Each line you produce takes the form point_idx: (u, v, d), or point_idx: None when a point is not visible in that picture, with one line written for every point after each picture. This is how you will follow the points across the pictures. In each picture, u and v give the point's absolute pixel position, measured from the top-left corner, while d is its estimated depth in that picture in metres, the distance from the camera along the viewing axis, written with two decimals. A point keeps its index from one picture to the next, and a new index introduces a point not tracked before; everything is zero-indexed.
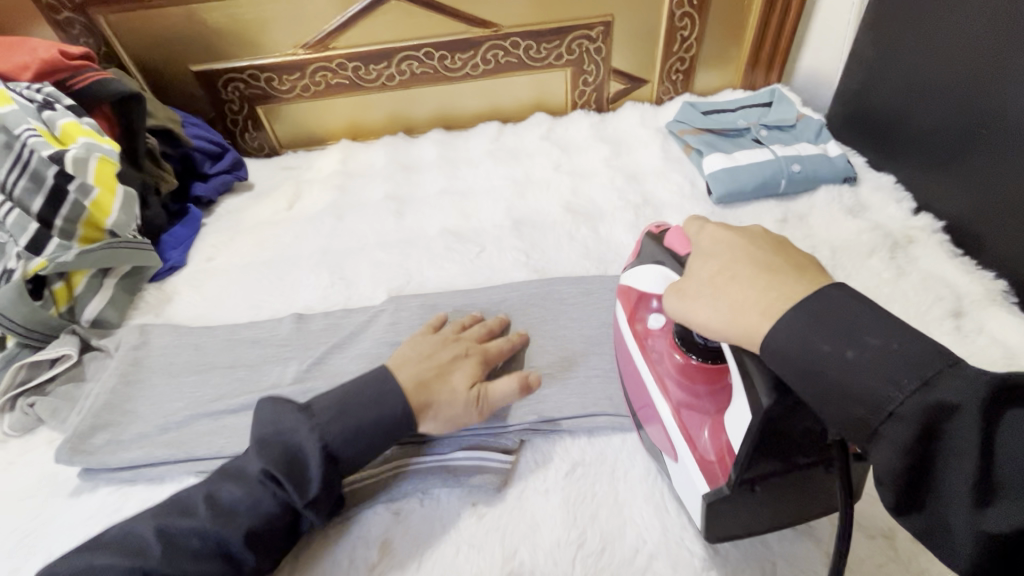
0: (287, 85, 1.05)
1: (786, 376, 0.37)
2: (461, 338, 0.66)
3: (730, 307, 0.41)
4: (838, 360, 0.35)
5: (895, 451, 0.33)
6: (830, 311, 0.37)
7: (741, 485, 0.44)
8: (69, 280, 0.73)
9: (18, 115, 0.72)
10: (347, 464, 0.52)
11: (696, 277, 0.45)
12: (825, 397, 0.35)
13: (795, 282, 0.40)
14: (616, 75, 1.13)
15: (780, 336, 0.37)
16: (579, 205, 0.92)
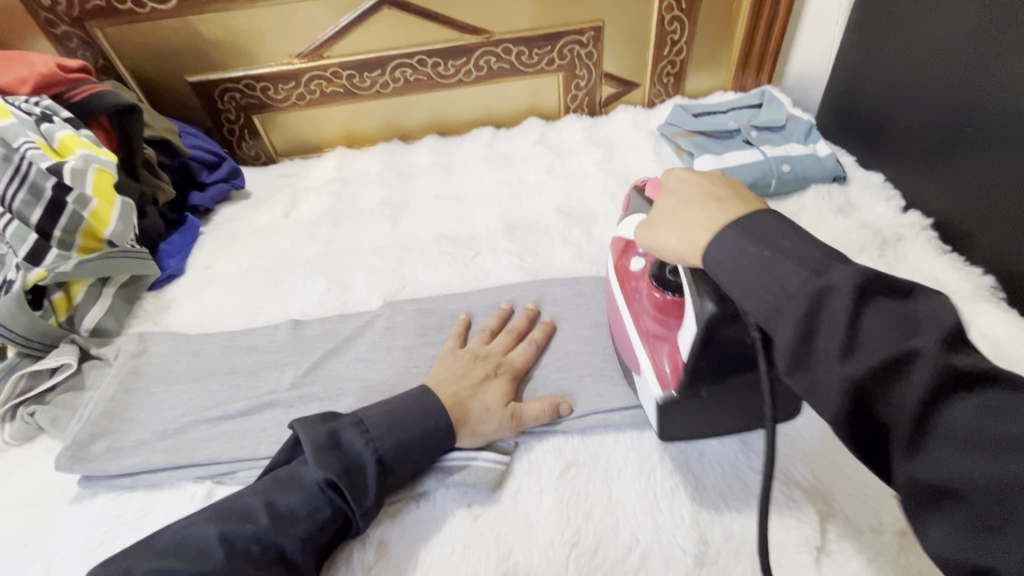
0: (283, 94, 1.06)
1: (738, 295, 0.38)
2: (490, 351, 0.67)
3: (683, 230, 0.44)
4: (799, 294, 0.35)
5: (842, 390, 0.33)
6: (762, 228, 0.38)
7: (688, 387, 0.50)
8: (69, 289, 0.74)
9: (17, 129, 0.73)
10: (398, 476, 0.55)
11: (663, 205, 0.47)
12: (779, 321, 0.36)
13: (739, 206, 0.42)
14: (608, 79, 1.14)
15: (720, 244, 0.39)
16: (572, 208, 0.93)
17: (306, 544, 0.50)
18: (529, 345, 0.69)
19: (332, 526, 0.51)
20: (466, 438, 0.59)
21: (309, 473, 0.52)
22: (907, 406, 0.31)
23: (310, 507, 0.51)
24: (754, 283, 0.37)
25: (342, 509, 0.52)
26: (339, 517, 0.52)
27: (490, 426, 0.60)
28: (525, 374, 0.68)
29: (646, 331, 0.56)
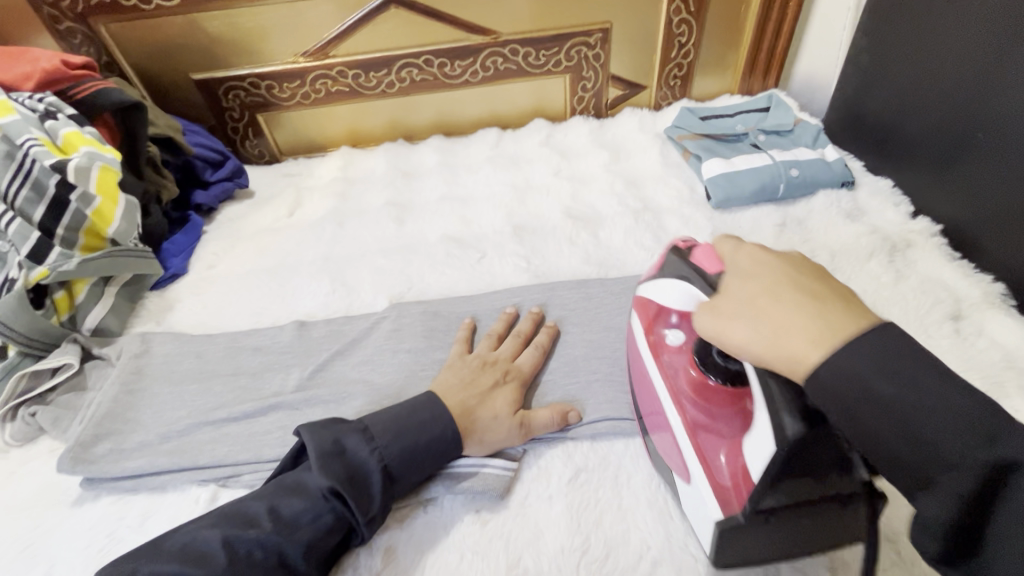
0: (288, 92, 1.06)
1: (823, 406, 0.37)
2: (499, 357, 0.66)
3: (770, 328, 0.41)
4: (872, 395, 0.35)
5: (954, 503, 0.33)
6: (878, 348, 0.36)
7: (756, 514, 0.42)
8: (70, 288, 0.73)
9: (20, 125, 0.72)
10: (404, 485, 0.54)
11: (734, 291, 0.45)
12: (864, 432, 0.35)
13: (838, 311, 0.40)
14: (615, 81, 1.14)
15: (833, 368, 0.36)
16: (579, 211, 0.93)
17: (310, 553, 0.49)
18: (537, 351, 0.68)
19: (336, 536, 0.50)
20: (475, 447, 0.58)
21: (312, 482, 0.51)
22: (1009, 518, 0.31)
23: (314, 516, 0.49)
24: (834, 381, 0.36)
25: (348, 520, 0.51)
26: (344, 526, 0.51)
27: (498, 435, 0.59)
28: (533, 378, 0.67)
29: (690, 422, 0.49)
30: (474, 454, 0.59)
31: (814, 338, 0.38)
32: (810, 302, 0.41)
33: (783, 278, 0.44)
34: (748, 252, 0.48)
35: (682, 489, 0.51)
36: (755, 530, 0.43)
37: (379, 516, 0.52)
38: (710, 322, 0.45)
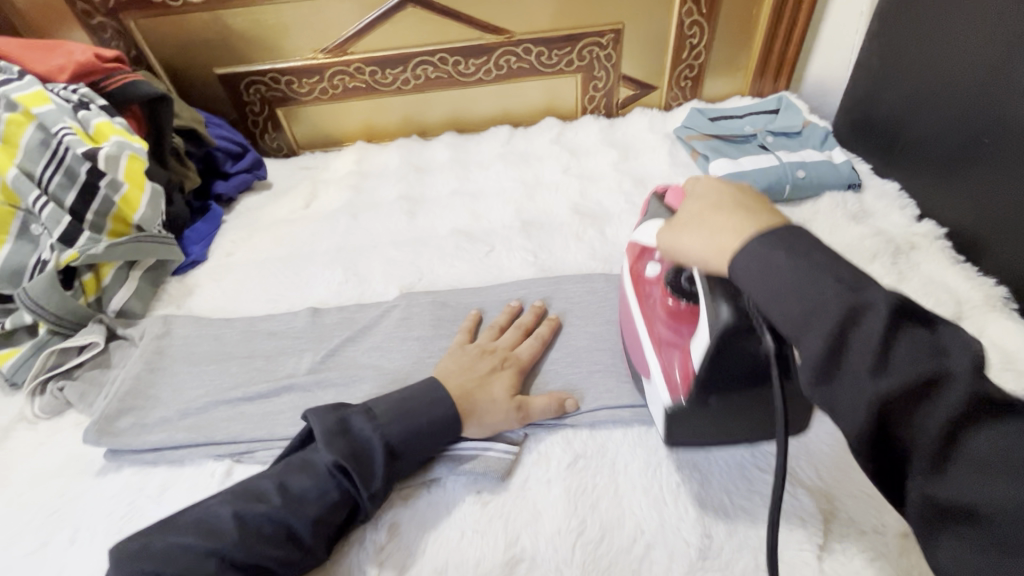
0: (306, 88, 1.09)
1: (757, 298, 0.39)
2: (499, 345, 0.69)
3: (710, 234, 0.44)
4: (826, 297, 0.35)
5: (870, 405, 0.33)
6: (792, 241, 0.38)
7: (697, 397, 0.50)
8: (98, 271, 0.77)
9: (55, 115, 0.75)
10: (405, 463, 0.57)
11: (687, 211, 0.48)
12: (807, 325, 0.35)
13: (767, 217, 0.42)
14: (626, 81, 1.15)
15: (749, 254, 0.39)
16: (587, 208, 0.95)
17: (316, 527, 0.51)
18: (535, 340, 0.70)
19: (343, 512, 0.53)
20: (472, 428, 0.60)
21: (318, 459, 0.54)
22: (929, 431, 0.32)
23: (319, 492, 0.52)
24: (780, 295, 0.37)
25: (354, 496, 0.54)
26: (349, 502, 0.54)
27: (497, 415, 0.61)
28: (536, 368, 0.69)
29: (658, 337, 0.56)
30: (474, 434, 0.61)
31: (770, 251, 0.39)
32: (742, 208, 0.43)
33: (730, 192, 0.46)
34: (704, 179, 0.50)
35: (648, 388, 0.59)
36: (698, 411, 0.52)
37: (380, 492, 0.54)
38: (665, 239, 0.49)
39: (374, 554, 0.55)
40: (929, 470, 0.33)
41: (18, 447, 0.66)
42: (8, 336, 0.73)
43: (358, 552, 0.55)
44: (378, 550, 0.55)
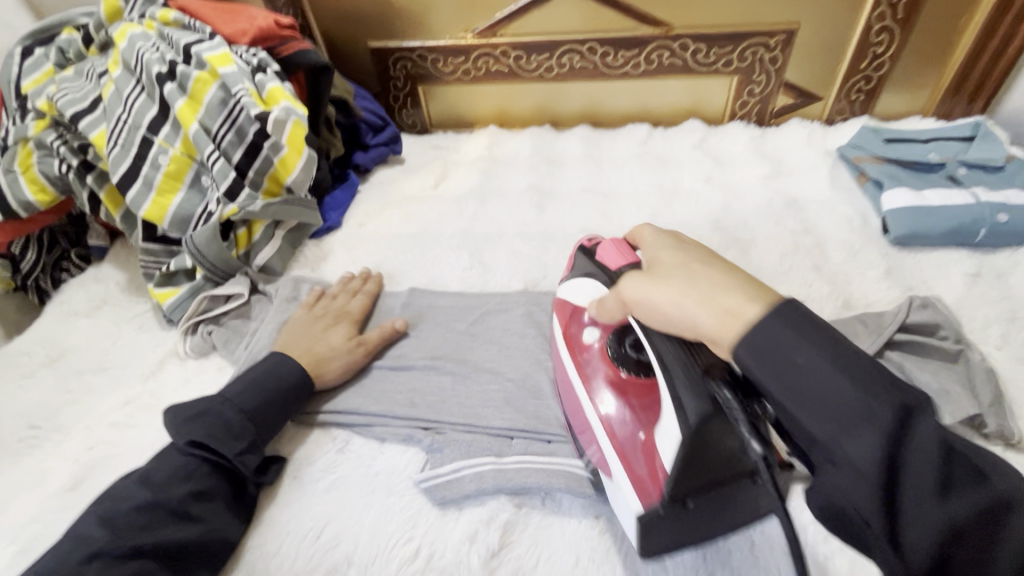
0: (450, 67, 1.09)
1: (743, 356, 0.38)
2: (329, 307, 0.75)
3: (707, 288, 0.42)
4: (785, 346, 0.37)
5: (883, 448, 0.33)
6: (801, 319, 0.37)
7: (672, 502, 0.44)
8: (250, 227, 0.82)
9: (236, 76, 0.79)
10: (263, 426, 0.61)
11: (665, 264, 0.46)
12: (771, 369, 0.37)
13: (749, 278, 0.42)
14: (787, 88, 1.04)
15: (760, 326, 0.38)
16: (730, 224, 0.86)
17: (195, 498, 0.54)
18: (364, 296, 0.78)
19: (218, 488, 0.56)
20: (329, 376, 0.67)
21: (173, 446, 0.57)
22: (925, 474, 0.33)
23: (187, 472, 0.55)
24: (809, 400, 0.36)
25: (223, 466, 0.57)
26: (225, 475, 0.57)
27: (343, 363, 0.68)
28: None
29: (606, 414, 0.53)
30: (333, 385, 0.68)
31: (795, 342, 0.36)
32: (734, 270, 0.43)
33: (694, 252, 0.46)
34: (668, 235, 0.50)
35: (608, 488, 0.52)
36: (676, 520, 0.44)
37: (246, 450, 0.58)
38: (642, 285, 0.46)
39: (486, 559, 0.52)
40: (930, 514, 0.33)
41: (169, 379, 0.72)
42: (170, 277, 0.80)
43: (468, 552, 0.52)
44: (489, 556, 0.52)
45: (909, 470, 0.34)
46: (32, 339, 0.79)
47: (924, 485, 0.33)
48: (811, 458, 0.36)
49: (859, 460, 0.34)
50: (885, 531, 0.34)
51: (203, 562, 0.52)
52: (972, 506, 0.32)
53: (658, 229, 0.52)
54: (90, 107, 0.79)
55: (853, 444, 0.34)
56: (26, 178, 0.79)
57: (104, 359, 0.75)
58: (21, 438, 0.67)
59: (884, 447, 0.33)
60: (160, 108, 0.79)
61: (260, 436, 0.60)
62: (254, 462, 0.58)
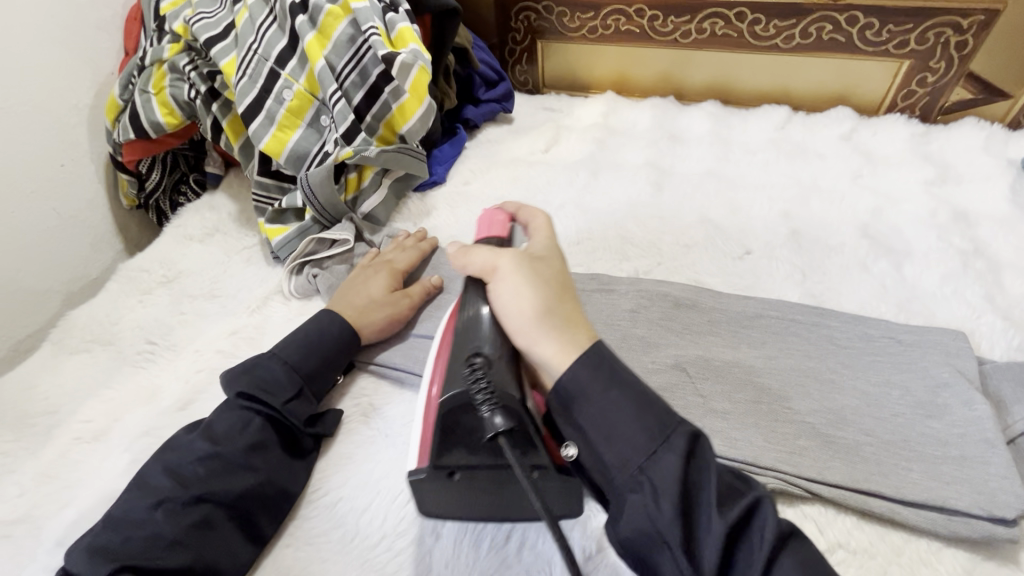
0: (576, 23, 1.02)
1: (569, 386, 0.45)
2: (375, 260, 0.74)
3: (560, 332, 0.47)
4: (607, 397, 0.44)
5: (719, 539, 0.39)
6: (623, 374, 0.45)
7: (438, 469, 0.45)
8: (361, 172, 0.81)
9: (368, 13, 0.76)
10: (310, 379, 0.60)
11: (541, 265, 0.51)
12: (597, 423, 0.44)
13: (580, 312, 0.49)
14: (969, 80, 0.89)
15: (581, 370, 0.45)
16: (880, 232, 0.75)
17: (251, 454, 0.54)
18: (413, 251, 0.75)
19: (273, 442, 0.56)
20: (370, 326, 0.66)
21: (227, 401, 0.58)
22: (756, 556, 0.39)
23: (243, 424, 0.56)
24: (612, 433, 0.43)
25: (272, 418, 0.57)
26: (278, 425, 0.57)
27: (385, 312, 0.67)
28: (790, 415, 0.56)
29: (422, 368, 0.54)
30: (375, 337, 0.67)
31: (606, 383, 0.45)
32: (574, 305, 0.50)
33: (561, 272, 0.52)
34: (545, 237, 0.55)
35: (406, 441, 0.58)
36: (441, 487, 0.46)
37: (294, 402, 0.58)
38: (512, 268, 0.50)
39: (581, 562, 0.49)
40: None
41: (272, 316, 0.72)
42: (280, 214, 0.80)
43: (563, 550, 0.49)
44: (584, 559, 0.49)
45: (699, 496, 0.41)
46: (152, 257, 0.82)
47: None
48: (643, 536, 0.41)
49: (663, 527, 0.40)
50: (683, 548, 0.39)
51: (264, 514, 0.52)
52: None
53: (551, 225, 0.56)
54: (223, 34, 0.79)
55: (657, 466, 0.42)
56: (157, 100, 0.81)
57: (214, 286, 0.78)
58: (139, 351, 0.70)
59: (681, 469, 0.41)
60: (289, 41, 0.77)
61: (309, 388, 0.60)
62: (303, 414, 0.58)
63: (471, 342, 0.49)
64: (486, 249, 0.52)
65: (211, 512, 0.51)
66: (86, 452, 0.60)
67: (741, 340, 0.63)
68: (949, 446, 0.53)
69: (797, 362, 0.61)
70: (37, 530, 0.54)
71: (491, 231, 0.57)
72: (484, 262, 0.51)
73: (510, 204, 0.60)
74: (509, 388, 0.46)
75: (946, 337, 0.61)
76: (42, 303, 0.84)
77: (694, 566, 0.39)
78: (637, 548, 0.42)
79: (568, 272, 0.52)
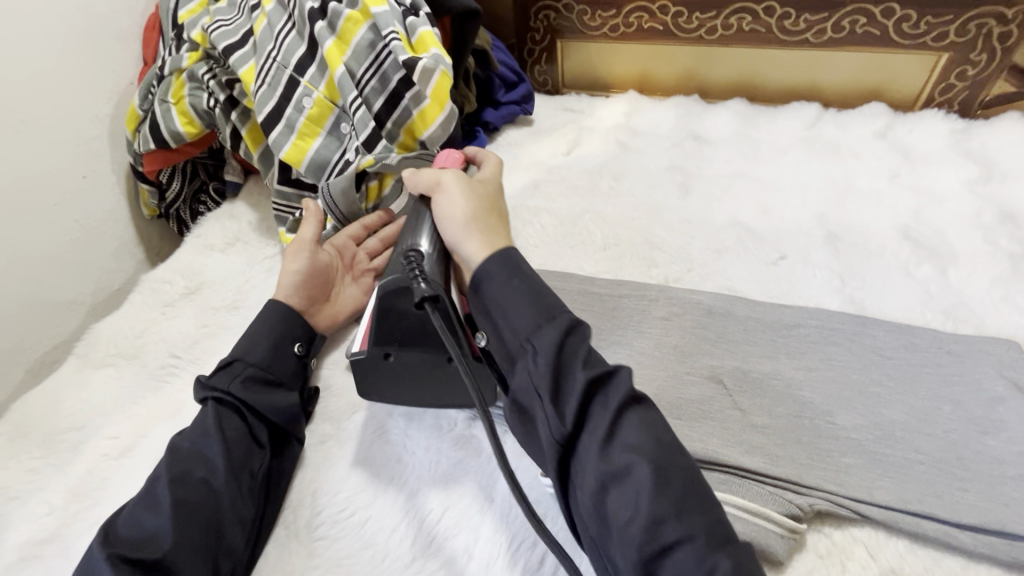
0: (597, 21, 1.00)
1: (483, 271, 0.50)
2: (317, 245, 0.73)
3: (486, 238, 0.53)
4: (504, 280, 0.49)
5: (582, 391, 0.43)
6: (518, 263, 0.50)
7: (377, 348, 0.57)
8: (381, 180, 0.79)
9: (388, 17, 0.74)
10: (247, 351, 0.59)
11: (478, 188, 0.58)
12: (493, 302, 0.48)
13: (506, 229, 0.55)
14: (1012, 73, 0.85)
15: (490, 262, 0.50)
16: (922, 235, 0.72)
17: (229, 450, 0.53)
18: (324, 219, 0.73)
19: (239, 422, 0.55)
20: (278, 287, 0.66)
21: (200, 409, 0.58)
22: (612, 415, 0.43)
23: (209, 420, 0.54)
24: (505, 311, 0.48)
25: (228, 402, 0.56)
26: (233, 407, 0.56)
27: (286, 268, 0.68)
28: (835, 432, 0.54)
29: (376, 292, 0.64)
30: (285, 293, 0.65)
31: (506, 273, 0.49)
32: (505, 226, 0.56)
33: (495, 196, 0.59)
34: (491, 170, 0.62)
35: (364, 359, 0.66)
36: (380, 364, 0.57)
37: (228, 372, 0.58)
38: (450, 185, 0.57)
39: None
40: (601, 448, 0.42)
41: None
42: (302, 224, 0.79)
43: None
44: None
45: (573, 361, 0.45)
46: (173, 267, 0.82)
47: (601, 432, 0.42)
48: (527, 396, 0.45)
49: (540, 381, 0.44)
50: (551, 396, 0.43)
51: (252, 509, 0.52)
52: (630, 446, 0.42)
53: (501, 165, 0.64)
54: (242, 41, 0.78)
55: (541, 337, 0.45)
56: (177, 110, 0.80)
57: (236, 297, 0.77)
58: (162, 364, 0.70)
59: (559, 338, 0.45)
60: (308, 48, 0.76)
61: (243, 356, 0.59)
62: (235, 380, 0.57)
63: (408, 240, 0.57)
64: (432, 169, 0.59)
65: (194, 497, 0.49)
66: (113, 469, 0.59)
67: (779, 351, 0.61)
68: (1008, 465, 0.50)
69: (841, 376, 0.58)
70: (66, 549, 0.53)
71: (445, 163, 0.63)
72: (430, 178, 0.58)
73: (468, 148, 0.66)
74: (437, 278, 0.54)
75: (999, 347, 0.58)
76: (67, 314, 0.84)
77: (558, 413, 0.43)
78: (521, 403, 0.46)
79: (503, 205, 0.59)
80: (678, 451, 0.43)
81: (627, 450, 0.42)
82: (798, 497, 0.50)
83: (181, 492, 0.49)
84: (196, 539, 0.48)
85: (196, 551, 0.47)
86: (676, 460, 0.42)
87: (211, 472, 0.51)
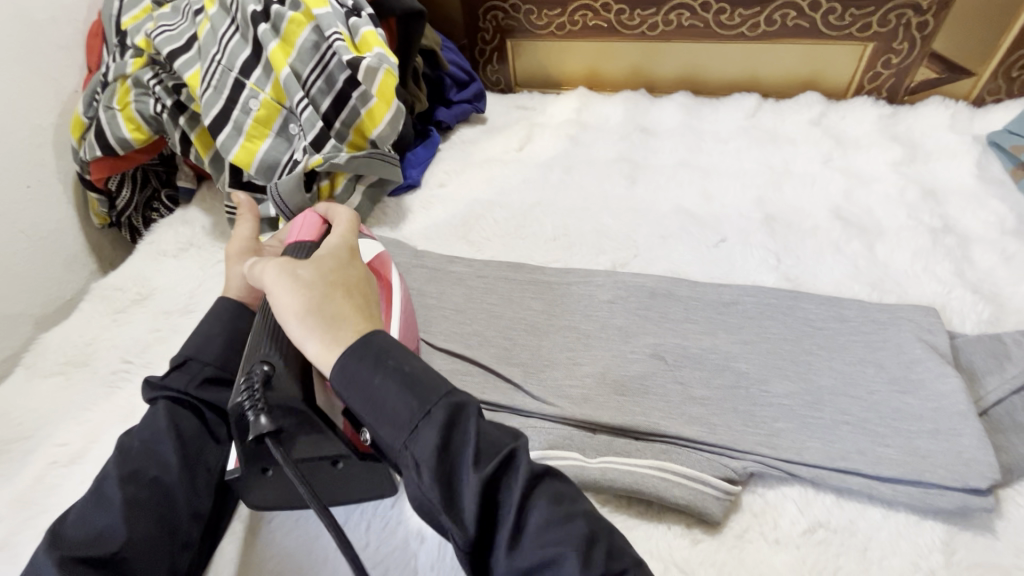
0: (544, 20, 1.03)
1: (337, 378, 0.42)
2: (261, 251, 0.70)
3: (335, 330, 0.43)
4: (364, 379, 0.41)
5: (479, 497, 0.38)
6: (372, 346, 0.42)
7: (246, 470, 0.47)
8: (333, 179, 0.79)
9: (331, 19, 0.76)
10: (201, 350, 0.56)
11: (316, 262, 0.48)
12: (361, 408, 0.41)
13: (354, 304, 0.46)
14: (932, 60, 0.90)
15: (345, 367, 0.41)
16: (852, 213, 0.77)
17: (184, 447, 0.52)
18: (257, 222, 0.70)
19: (194, 419, 0.54)
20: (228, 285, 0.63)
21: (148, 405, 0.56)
22: (513, 512, 0.38)
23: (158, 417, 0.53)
24: (377, 414, 0.40)
25: (183, 400, 0.54)
26: (188, 405, 0.54)
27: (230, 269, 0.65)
28: (769, 399, 0.57)
29: None
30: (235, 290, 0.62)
31: (368, 366, 0.41)
32: (356, 298, 0.47)
33: (337, 267, 0.48)
34: (339, 234, 0.53)
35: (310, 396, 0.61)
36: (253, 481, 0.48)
37: (182, 371, 0.55)
38: (273, 276, 0.46)
39: None
40: (511, 548, 0.38)
41: None
42: None
43: None
44: None
45: (463, 454, 0.39)
46: (125, 274, 0.81)
47: (509, 534, 0.38)
48: (423, 510, 0.39)
49: (430, 497, 0.38)
50: (446, 510, 0.38)
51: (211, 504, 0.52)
52: (545, 542, 0.37)
53: (355, 219, 0.57)
54: (186, 46, 0.78)
55: (420, 442, 0.39)
56: (122, 116, 0.80)
57: (191, 301, 0.77)
58: (113, 370, 0.69)
59: (440, 439, 0.39)
60: (253, 50, 0.76)
61: (198, 354, 0.56)
62: (191, 381, 0.55)
63: (258, 346, 0.47)
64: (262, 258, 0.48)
65: (147, 494, 0.48)
66: (63, 475, 0.59)
67: (718, 327, 0.64)
68: (924, 421, 0.53)
69: (774, 347, 0.61)
70: (14, 557, 0.53)
71: (301, 232, 0.58)
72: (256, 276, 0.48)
73: (322, 207, 0.61)
74: (288, 391, 0.44)
75: (918, 313, 0.62)
76: (16, 326, 0.83)
77: (460, 523, 0.38)
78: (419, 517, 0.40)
79: (354, 267, 0.50)
80: (585, 504, 0.41)
81: (539, 544, 0.38)
82: (732, 461, 0.53)
83: (132, 490, 0.48)
84: (151, 535, 0.47)
85: (152, 547, 0.47)
86: (592, 527, 0.39)
87: (164, 469, 0.50)
